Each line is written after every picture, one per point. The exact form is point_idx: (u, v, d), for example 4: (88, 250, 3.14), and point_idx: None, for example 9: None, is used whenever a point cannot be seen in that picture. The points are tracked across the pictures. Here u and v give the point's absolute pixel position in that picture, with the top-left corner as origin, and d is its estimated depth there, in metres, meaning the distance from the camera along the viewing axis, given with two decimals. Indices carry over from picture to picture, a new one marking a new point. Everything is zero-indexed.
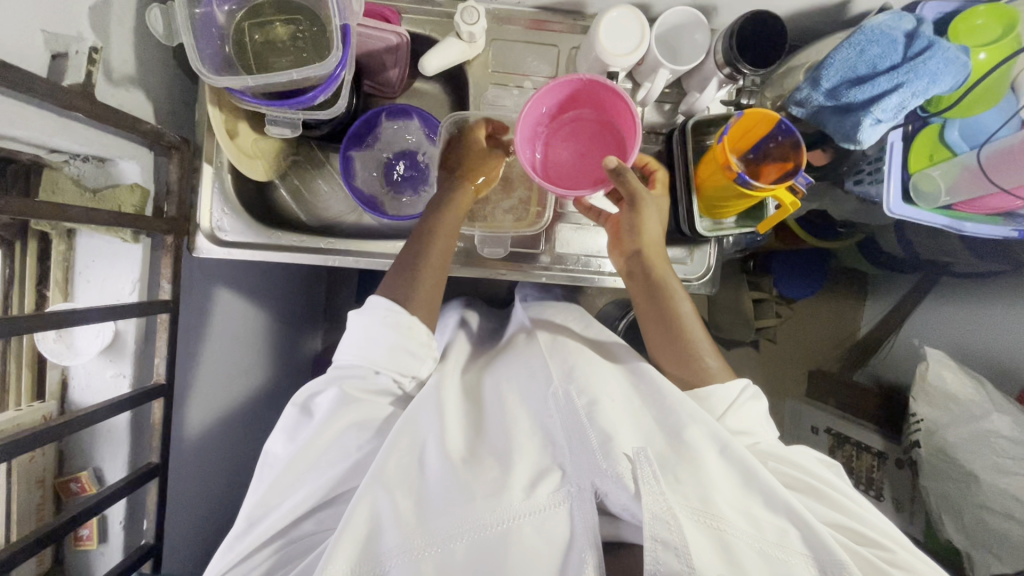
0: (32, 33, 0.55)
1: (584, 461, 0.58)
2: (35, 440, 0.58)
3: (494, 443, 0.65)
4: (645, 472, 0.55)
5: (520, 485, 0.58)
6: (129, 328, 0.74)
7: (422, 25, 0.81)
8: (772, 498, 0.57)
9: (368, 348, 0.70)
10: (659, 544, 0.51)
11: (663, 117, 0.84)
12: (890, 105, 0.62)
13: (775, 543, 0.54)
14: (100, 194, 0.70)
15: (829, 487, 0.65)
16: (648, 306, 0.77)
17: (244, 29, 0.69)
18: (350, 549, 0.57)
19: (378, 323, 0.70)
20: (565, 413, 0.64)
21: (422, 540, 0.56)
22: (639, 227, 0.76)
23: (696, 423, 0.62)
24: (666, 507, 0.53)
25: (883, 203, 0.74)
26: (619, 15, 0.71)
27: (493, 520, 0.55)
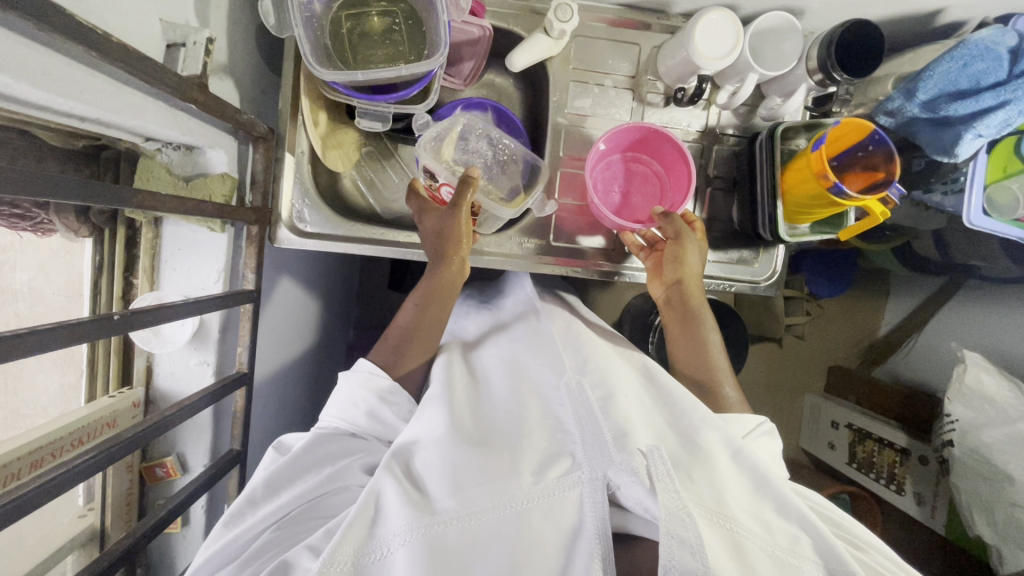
0: (152, 23, 0.55)
1: (594, 451, 0.59)
2: (147, 433, 0.58)
3: (503, 430, 0.66)
4: (661, 471, 0.55)
5: (529, 471, 0.58)
6: (213, 317, 0.74)
7: (506, 19, 0.80)
8: (785, 506, 0.57)
9: (349, 413, 0.69)
10: (675, 541, 0.50)
11: (739, 119, 0.85)
12: (994, 121, 0.63)
13: (787, 548, 0.54)
14: (192, 182, 0.70)
15: (844, 520, 0.65)
16: (679, 334, 0.81)
17: (340, 19, 0.68)
18: (359, 532, 0.55)
19: (354, 389, 0.69)
20: (578, 405, 0.65)
21: (430, 516, 0.55)
22: (682, 259, 0.79)
23: (709, 429, 0.64)
24: (681, 505, 0.53)
25: (961, 214, 0.76)
26: (715, 18, 0.71)
27: (502, 502, 0.56)
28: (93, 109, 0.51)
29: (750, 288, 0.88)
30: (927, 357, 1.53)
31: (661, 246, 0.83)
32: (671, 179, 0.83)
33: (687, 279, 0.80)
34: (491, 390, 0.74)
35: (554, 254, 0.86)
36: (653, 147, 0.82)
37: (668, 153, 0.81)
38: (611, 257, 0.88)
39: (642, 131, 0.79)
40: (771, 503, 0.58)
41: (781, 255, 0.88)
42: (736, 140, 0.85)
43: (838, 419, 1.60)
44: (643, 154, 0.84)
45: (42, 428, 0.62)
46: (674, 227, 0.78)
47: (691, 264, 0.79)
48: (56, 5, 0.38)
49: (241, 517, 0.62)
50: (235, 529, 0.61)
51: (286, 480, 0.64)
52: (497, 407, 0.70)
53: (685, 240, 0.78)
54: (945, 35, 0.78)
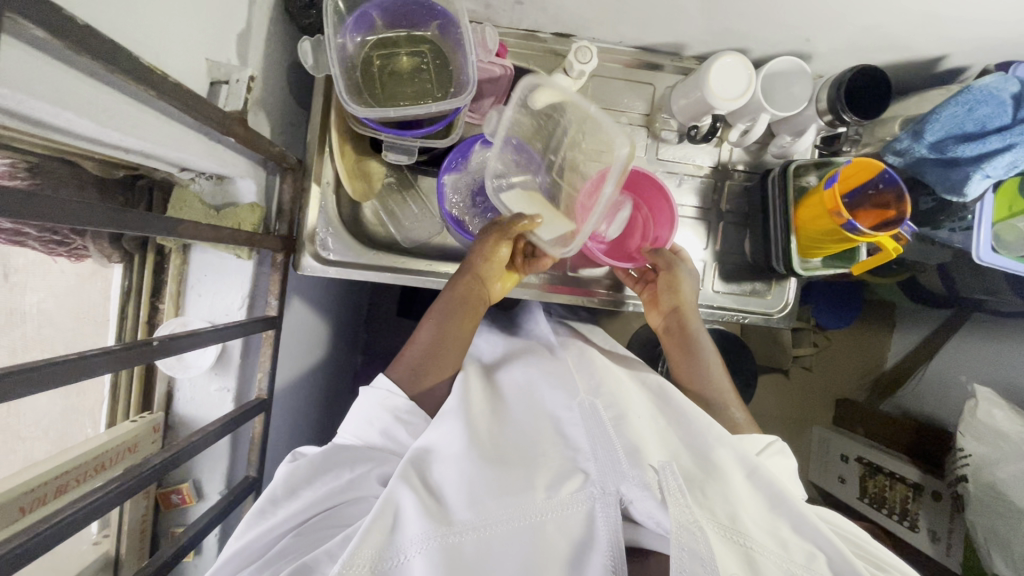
0: (199, 61, 0.57)
1: (607, 466, 0.60)
2: (172, 459, 0.58)
3: (521, 445, 0.66)
4: (673, 486, 0.56)
5: (542, 486, 0.59)
6: (235, 342, 0.76)
7: (527, 59, 0.84)
8: (799, 523, 0.58)
9: (365, 431, 0.70)
10: (687, 553, 0.51)
11: (749, 156, 0.88)
12: (1001, 162, 0.65)
13: (802, 564, 0.55)
14: (223, 211, 0.72)
15: (865, 541, 0.65)
16: (681, 359, 0.83)
17: (371, 59, 0.71)
18: (378, 536, 0.55)
19: (372, 405, 0.70)
20: (591, 422, 0.65)
21: (449, 525, 0.55)
22: (676, 286, 0.83)
23: (723, 446, 0.65)
24: (693, 519, 0.54)
25: (972, 251, 0.76)
26: (729, 62, 0.74)
27: (518, 515, 0.56)
28: (142, 142, 0.53)
29: (763, 320, 0.89)
30: (937, 390, 1.52)
31: (652, 277, 0.87)
32: (652, 214, 0.86)
33: (685, 305, 0.83)
34: (506, 407, 0.74)
35: (557, 282, 0.90)
36: (635, 188, 0.86)
37: (649, 191, 0.84)
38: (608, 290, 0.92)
39: (630, 173, 0.82)
40: (788, 520, 0.59)
41: (793, 289, 0.90)
42: (747, 176, 0.88)
43: (848, 453, 1.60)
44: (625, 191, 0.87)
45: (64, 453, 0.62)
46: (664, 259, 0.83)
47: (685, 290, 0.83)
48: (126, 50, 0.40)
49: (264, 518, 0.63)
50: (254, 530, 0.62)
51: (307, 485, 0.64)
52: (513, 423, 0.70)
53: (676, 266, 0.82)
54: (947, 80, 0.81)
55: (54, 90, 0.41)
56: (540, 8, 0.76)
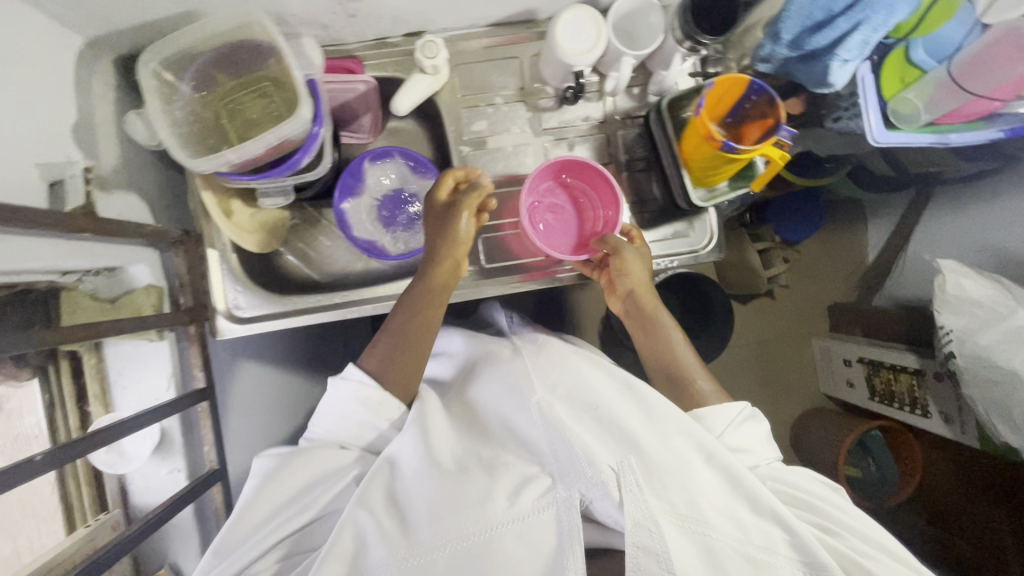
0: (28, 169, 0.57)
1: (566, 465, 0.60)
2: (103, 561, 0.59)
3: (481, 454, 0.66)
4: (630, 483, 0.57)
5: (503, 495, 0.59)
6: (173, 423, 0.76)
7: (386, 67, 0.82)
8: (758, 504, 0.60)
9: (336, 426, 0.71)
10: (642, 551, 0.54)
11: (635, 101, 0.86)
12: (853, 43, 0.63)
13: (760, 545, 0.58)
14: (118, 302, 0.72)
15: (822, 505, 0.67)
16: (644, 338, 0.85)
17: (218, 110, 0.69)
18: (335, 568, 0.59)
19: (343, 399, 0.71)
20: (548, 421, 0.64)
21: (407, 550, 0.58)
22: (627, 272, 0.81)
23: (682, 434, 0.64)
24: (649, 515, 0.56)
25: (866, 133, 0.74)
26: (574, 16, 0.72)
27: (475, 529, 0.58)
28: None
29: (691, 258, 0.88)
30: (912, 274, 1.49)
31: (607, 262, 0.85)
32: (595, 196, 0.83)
33: (638, 289, 0.83)
34: (467, 418, 0.74)
35: (522, 270, 0.86)
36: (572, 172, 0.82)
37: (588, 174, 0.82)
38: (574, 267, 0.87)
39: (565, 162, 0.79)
40: (749, 500, 0.60)
41: (713, 219, 0.88)
42: (639, 121, 0.86)
43: (850, 356, 1.59)
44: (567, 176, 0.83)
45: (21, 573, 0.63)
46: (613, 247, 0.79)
47: (636, 274, 0.82)
48: None
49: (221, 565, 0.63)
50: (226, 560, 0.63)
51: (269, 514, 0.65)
52: (478, 432, 0.71)
53: (624, 253, 0.79)
54: None
55: None
56: (375, 14, 0.74)
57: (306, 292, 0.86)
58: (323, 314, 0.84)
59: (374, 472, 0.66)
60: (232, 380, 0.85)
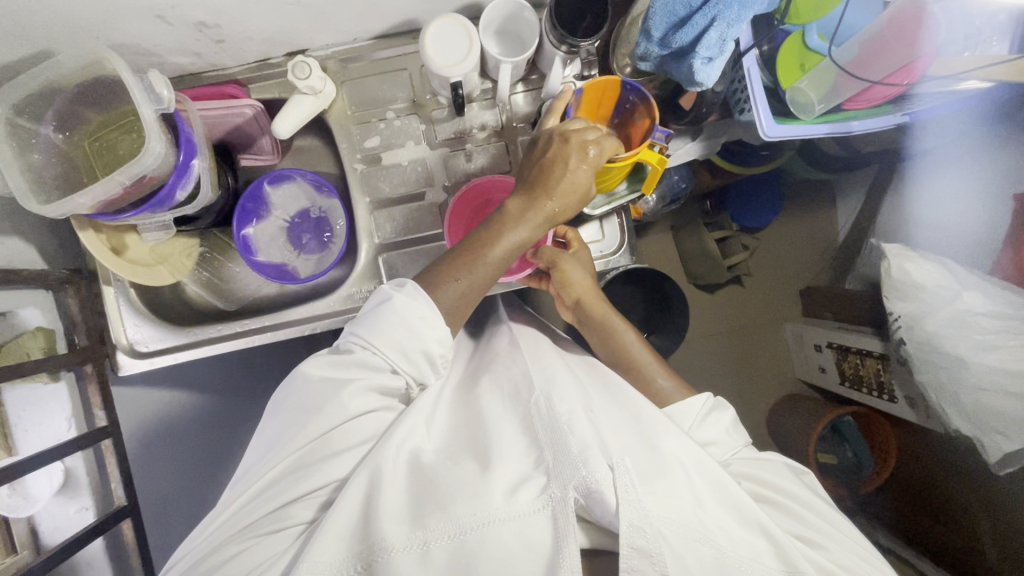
0: None
1: (561, 461, 0.58)
2: None
3: (472, 450, 0.64)
4: (626, 483, 0.56)
5: (501, 488, 0.57)
6: (77, 463, 0.77)
7: (271, 89, 0.81)
8: (744, 512, 0.61)
9: (398, 339, 0.62)
10: (635, 553, 0.54)
11: (532, 105, 0.83)
12: (711, 41, 0.58)
13: (745, 554, 0.58)
14: (5, 346, 0.71)
15: (800, 505, 0.67)
16: (600, 344, 0.87)
17: (85, 149, 0.69)
18: (338, 548, 0.53)
19: (391, 321, 0.61)
20: (547, 423, 0.64)
21: (404, 539, 0.54)
22: (568, 284, 0.83)
23: (671, 434, 0.65)
24: (642, 516, 0.55)
25: (758, 128, 0.70)
26: (441, 26, 0.70)
27: (471, 520, 0.55)
28: None
29: (601, 262, 0.86)
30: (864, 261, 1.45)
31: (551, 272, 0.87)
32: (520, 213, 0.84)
33: (583, 298, 0.85)
34: (458, 415, 0.72)
35: None
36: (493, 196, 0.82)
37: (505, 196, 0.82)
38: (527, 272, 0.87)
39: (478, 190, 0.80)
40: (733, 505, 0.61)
41: (622, 223, 0.86)
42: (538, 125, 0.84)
43: (820, 341, 1.55)
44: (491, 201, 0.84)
45: None
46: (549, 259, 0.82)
47: (580, 284, 0.83)
48: None
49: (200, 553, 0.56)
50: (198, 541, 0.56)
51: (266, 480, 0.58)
52: (466, 427, 0.69)
53: (562, 264, 0.81)
54: None
55: None
56: (243, 39, 0.73)
57: (215, 320, 0.85)
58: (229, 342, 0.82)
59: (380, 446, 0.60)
60: (146, 413, 0.85)
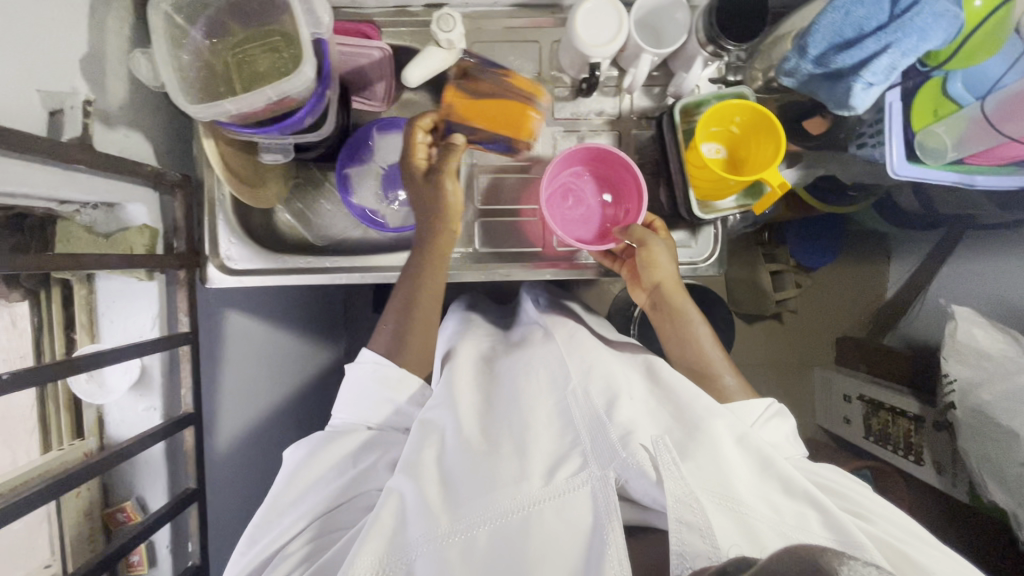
0: (29, 95, 0.58)
1: (600, 449, 0.60)
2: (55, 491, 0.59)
3: (512, 429, 0.66)
4: (666, 458, 0.56)
5: (539, 473, 0.60)
6: (153, 361, 0.78)
7: (402, 36, 0.82)
8: (791, 486, 0.59)
9: (360, 405, 0.74)
10: (683, 526, 0.51)
11: (652, 101, 0.83)
12: (880, 67, 0.59)
13: (796, 526, 0.55)
14: (112, 238, 0.73)
15: (854, 494, 0.67)
16: (672, 334, 0.83)
17: (228, 59, 0.70)
18: (378, 543, 0.59)
19: (356, 378, 0.75)
20: (582, 410, 0.66)
21: (450, 526, 0.58)
22: (652, 265, 0.79)
23: (714, 417, 0.65)
24: (688, 490, 0.54)
25: (887, 164, 0.70)
26: (595, 5, 0.70)
27: (513, 505, 0.58)
28: None
29: (688, 269, 0.86)
30: (923, 319, 1.47)
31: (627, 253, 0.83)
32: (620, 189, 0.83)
33: (664, 282, 0.80)
34: (493, 399, 0.74)
35: (546, 259, 0.87)
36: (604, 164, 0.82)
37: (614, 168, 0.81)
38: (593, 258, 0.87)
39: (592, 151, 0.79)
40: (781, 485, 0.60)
41: (717, 233, 0.86)
42: (654, 122, 0.84)
43: (850, 392, 1.54)
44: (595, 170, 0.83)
45: None
46: (636, 237, 0.78)
47: (662, 268, 0.80)
48: None
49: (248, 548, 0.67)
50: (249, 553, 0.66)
51: (296, 496, 0.68)
52: (499, 409, 0.71)
53: (650, 243, 0.77)
54: None
55: None
56: None
57: (302, 255, 0.86)
58: (315, 275, 0.84)
59: (415, 439, 0.68)
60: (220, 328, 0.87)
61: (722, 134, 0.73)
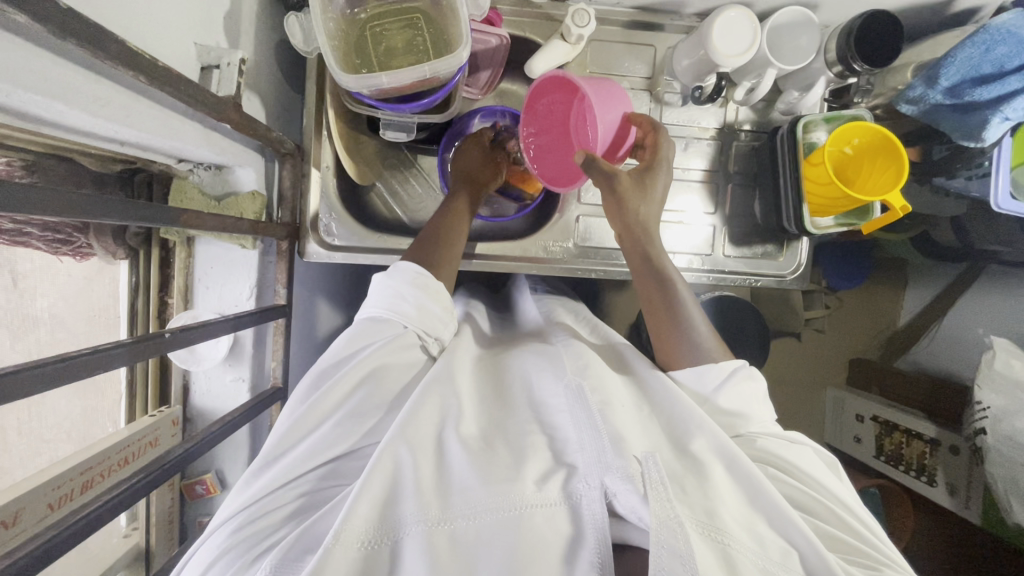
0: (186, 46, 0.56)
1: (593, 451, 0.51)
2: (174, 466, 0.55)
3: (506, 430, 0.56)
4: (655, 478, 0.48)
5: (531, 475, 0.50)
6: (246, 333, 0.76)
7: (523, 27, 0.82)
8: (780, 520, 0.51)
9: (397, 305, 0.62)
10: (665, 552, 0.43)
11: (757, 115, 0.85)
12: (1018, 103, 0.64)
13: (778, 563, 0.48)
14: (223, 202, 0.72)
15: (854, 526, 0.56)
16: (659, 319, 0.67)
17: (365, 31, 0.68)
18: (367, 509, 0.48)
19: (403, 283, 0.62)
20: (576, 406, 0.56)
21: (437, 513, 0.47)
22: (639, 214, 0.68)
23: (704, 434, 0.56)
24: (675, 516, 0.45)
25: (989, 198, 0.76)
26: (734, 15, 0.71)
27: (501, 503, 0.48)
28: (139, 133, 0.52)
29: (775, 282, 0.88)
30: (947, 343, 1.34)
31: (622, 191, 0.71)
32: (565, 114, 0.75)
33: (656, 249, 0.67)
34: (485, 386, 0.63)
35: (574, 255, 0.85)
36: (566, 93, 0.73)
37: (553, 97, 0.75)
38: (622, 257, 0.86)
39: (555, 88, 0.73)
40: (767, 517, 0.52)
41: (805, 248, 0.88)
42: (756, 135, 0.86)
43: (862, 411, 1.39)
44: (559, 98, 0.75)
45: (93, 446, 0.64)
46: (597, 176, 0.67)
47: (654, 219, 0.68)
48: (111, 32, 0.38)
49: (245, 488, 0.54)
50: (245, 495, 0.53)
51: (304, 435, 0.54)
52: (502, 402, 0.61)
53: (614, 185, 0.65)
54: (963, 23, 0.77)
55: (43, 80, 0.40)
56: None
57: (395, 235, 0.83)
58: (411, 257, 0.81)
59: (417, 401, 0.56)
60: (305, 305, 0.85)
61: (834, 154, 0.74)
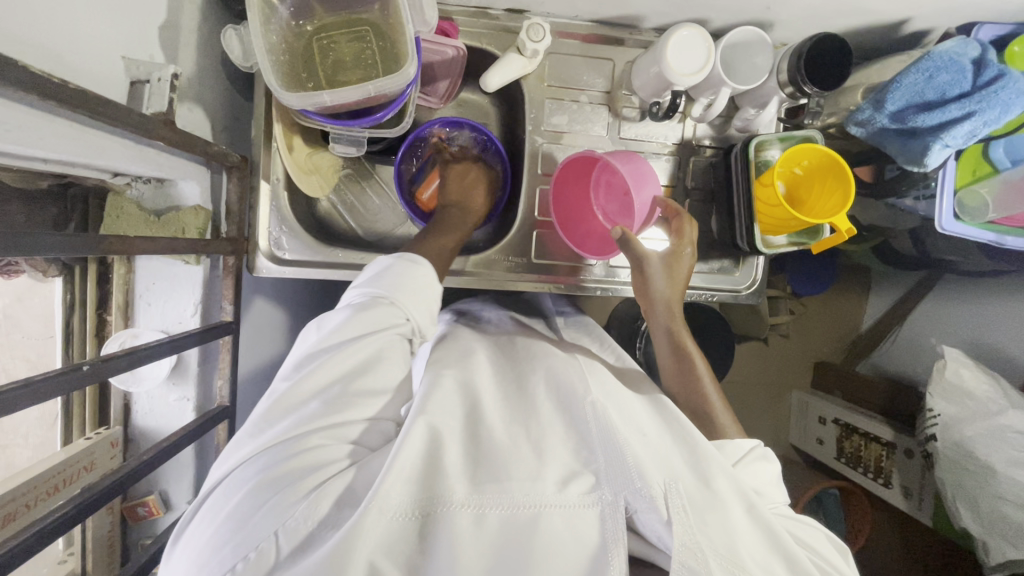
0: (114, 60, 0.54)
1: (614, 467, 0.51)
2: (108, 494, 0.53)
3: (528, 429, 0.56)
4: (677, 505, 0.48)
5: (553, 478, 0.50)
6: (190, 351, 0.73)
7: (479, 38, 0.80)
8: (794, 563, 0.50)
9: (406, 291, 0.58)
10: (687, 572, 0.45)
11: (715, 131, 0.85)
12: (960, 131, 0.64)
13: None
14: (164, 218, 0.69)
15: None
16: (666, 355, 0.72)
17: (312, 44, 0.66)
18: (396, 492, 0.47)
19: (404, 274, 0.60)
20: (598, 420, 0.55)
21: (464, 499, 0.48)
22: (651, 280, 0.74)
23: (723, 472, 0.54)
24: (695, 544, 0.47)
25: (934, 220, 0.77)
26: (688, 34, 0.71)
27: (524, 500, 0.48)
28: (55, 153, 0.49)
29: (732, 297, 0.89)
30: (903, 348, 1.37)
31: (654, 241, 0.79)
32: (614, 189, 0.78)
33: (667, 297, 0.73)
34: (502, 386, 0.64)
35: (534, 271, 0.85)
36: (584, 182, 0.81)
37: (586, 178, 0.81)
38: (584, 273, 0.86)
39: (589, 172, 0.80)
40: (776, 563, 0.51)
41: (762, 262, 0.89)
42: (714, 152, 0.86)
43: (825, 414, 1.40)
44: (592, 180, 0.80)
45: (21, 475, 0.61)
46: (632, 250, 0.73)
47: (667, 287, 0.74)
48: (8, 57, 0.36)
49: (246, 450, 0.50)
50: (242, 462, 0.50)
51: (310, 403, 0.51)
52: (521, 404, 0.61)
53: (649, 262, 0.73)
54: (913, 44, 0.78)
55: None
56: None
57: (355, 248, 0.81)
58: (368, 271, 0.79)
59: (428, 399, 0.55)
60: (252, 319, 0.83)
61: (785, 175, 0.76)
